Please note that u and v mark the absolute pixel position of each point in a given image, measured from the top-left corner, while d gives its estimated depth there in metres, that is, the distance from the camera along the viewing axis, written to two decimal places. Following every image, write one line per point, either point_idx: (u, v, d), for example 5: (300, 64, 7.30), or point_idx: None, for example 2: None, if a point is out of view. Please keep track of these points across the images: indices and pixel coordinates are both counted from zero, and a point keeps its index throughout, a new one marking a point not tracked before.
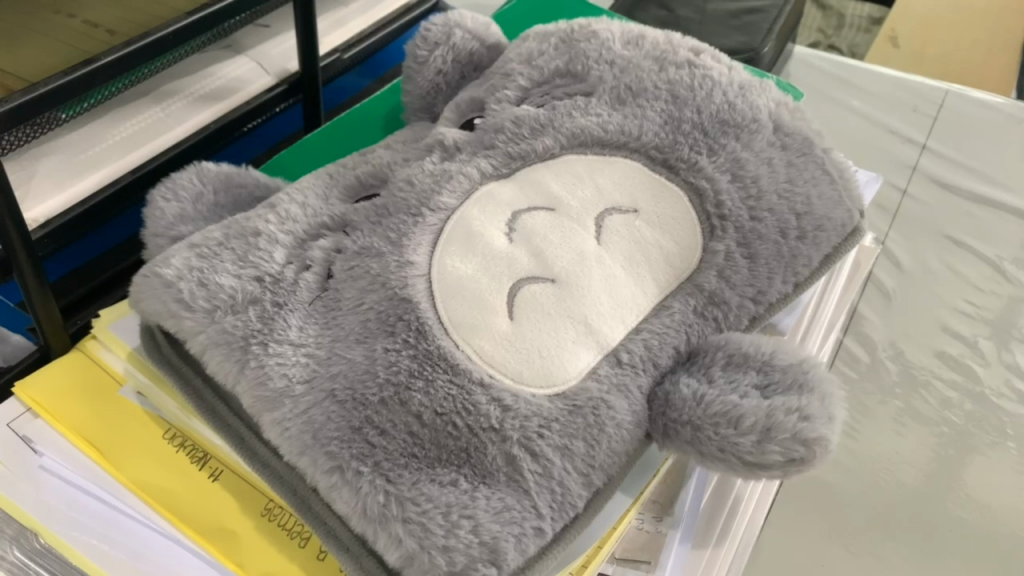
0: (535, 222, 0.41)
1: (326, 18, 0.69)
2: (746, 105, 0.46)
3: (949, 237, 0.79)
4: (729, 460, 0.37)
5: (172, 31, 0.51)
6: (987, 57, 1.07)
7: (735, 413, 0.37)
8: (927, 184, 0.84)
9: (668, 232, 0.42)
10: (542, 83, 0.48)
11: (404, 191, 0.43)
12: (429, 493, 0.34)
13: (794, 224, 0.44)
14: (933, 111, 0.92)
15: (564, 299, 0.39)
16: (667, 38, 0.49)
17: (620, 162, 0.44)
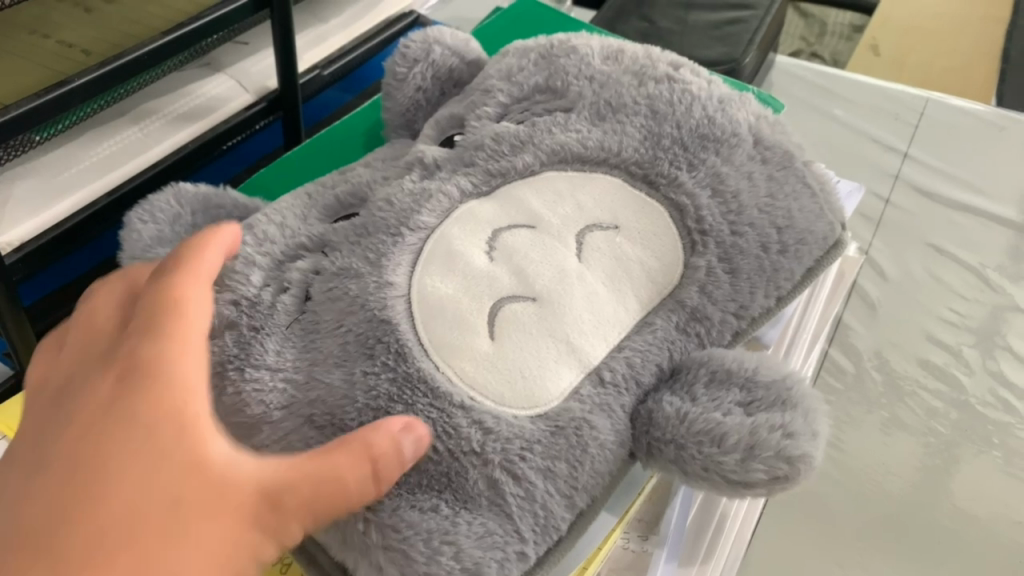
0: (516, 241, 0.41)
1: (304, 36, 0.68)
2: (726, 119, 0.46)
3: (931, 244, 0.79)
4: (712, 478, 0.37)
5: (147, 52, 0.50)
6: (966, 64, 1.08)
7: (718, 431, 0.37)
8: (909, 192, 0.84)
9: (649, 247, 0.42)
10: (521, 99, 0.48)
11: (384, 211, 0.42)
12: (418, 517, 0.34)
13: (775, 238, 0.44)
14: (914, 120, 0.92)
15: (545, 318, 0.39)
16: (646, 52, 0.49)
17: (601, 177, 0.44)
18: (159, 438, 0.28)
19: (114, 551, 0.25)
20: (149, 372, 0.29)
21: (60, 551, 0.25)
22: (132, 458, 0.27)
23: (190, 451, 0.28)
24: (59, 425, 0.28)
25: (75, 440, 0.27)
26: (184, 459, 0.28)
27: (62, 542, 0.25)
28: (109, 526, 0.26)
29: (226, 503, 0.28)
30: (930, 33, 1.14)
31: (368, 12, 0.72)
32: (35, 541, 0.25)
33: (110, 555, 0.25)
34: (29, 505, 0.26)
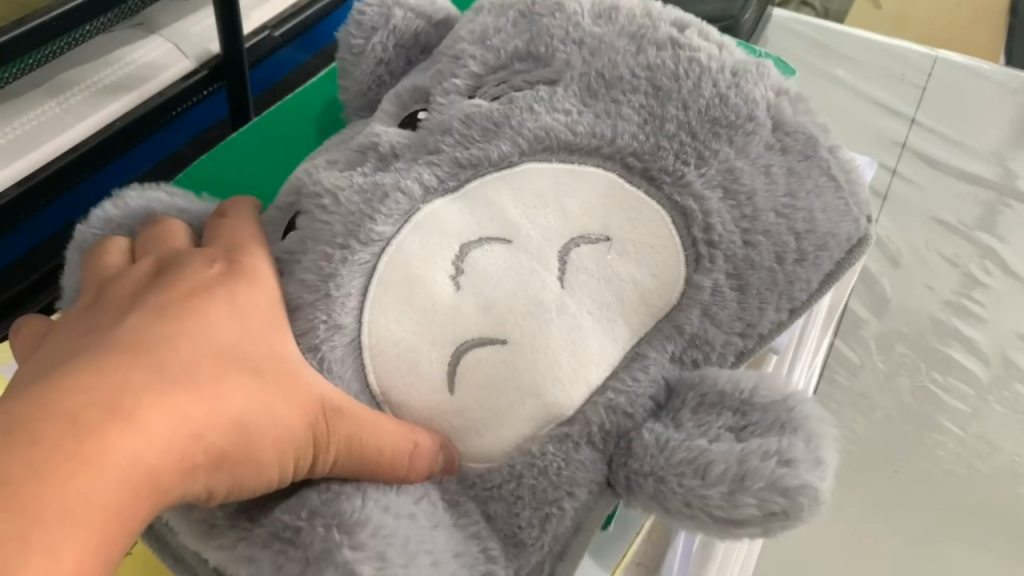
0: (488, 261, 0.35)
1: None
2: (738, 99, 0.39)
3: (936, 221, 0.86)
4: (697, 516, 0.32)
5: (55, 16, 0.53)
6: (974, 18, 1.02)
7: (703, 460, 0.32)
8: (913, 162, 0.89)
9: (645, 263, 0.36)
10: (495, 70, 0.41)
11: (329, 213, 0.36)
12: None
13: (793, 246, 0.38)
14: (919, 82, 0.93)
15: (514, 369, 0.34)
16: (647, 11, 0.42)
17: (591, 175, 0.37)
18: (232, 345, 0.32)
19: (197, 380, 0.30)
20: (237, 270, 0.35)
21: (156, 366, 0.29)
22: (204, 354, 0.31)
23: (271, 334, 0.33)
24: (145, 311, 0.32)
25: (181, 293, 0.33)
26: (267, 337, 0.33)
27: (133, 401, 0.28)
28: (170, 402, 0.29)
29: (297, 383, 0.32)
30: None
31: None
32: (133, 354, 0.30)
33: (168, 426, 0.28)
34: (137, 330, 0.31)
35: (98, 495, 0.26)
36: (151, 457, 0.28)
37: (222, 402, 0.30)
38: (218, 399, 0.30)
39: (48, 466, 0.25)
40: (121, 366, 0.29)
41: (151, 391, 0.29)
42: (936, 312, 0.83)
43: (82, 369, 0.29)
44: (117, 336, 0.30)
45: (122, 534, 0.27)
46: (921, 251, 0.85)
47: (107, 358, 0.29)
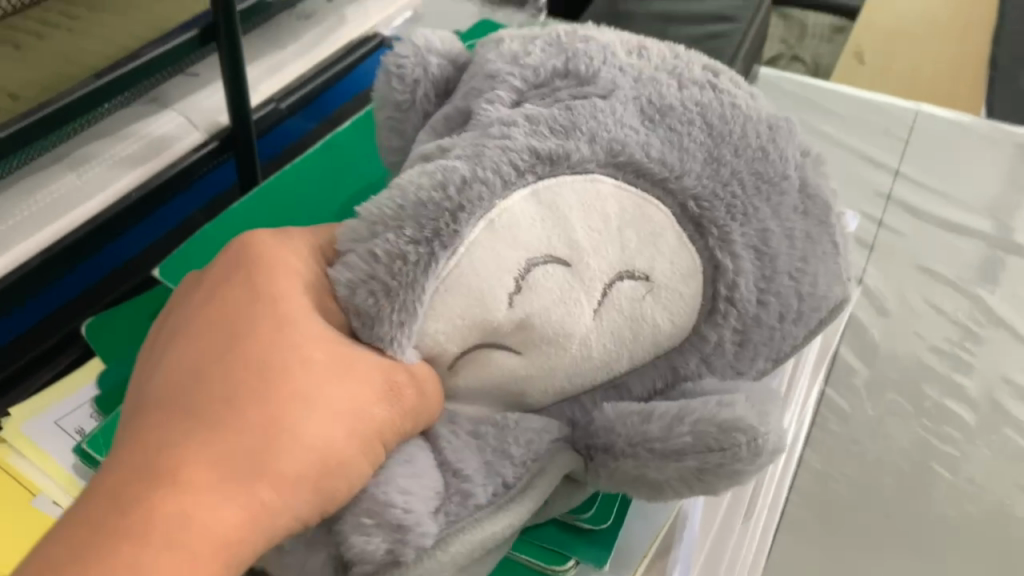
0: (546, 280, 0.39)
1: (261, 64, 0.74)
2: (782, 162, 0.43)
3: (923, 269, 0.87)
4: (639, 454, 0.40)
5: (77, 97, 0.56)
6: (953, 74, 1.07)
7: (648, 410, 0.41)
8: (897, 210, 0.91)
9: (669, 311, 0.41)
10: (535, 86, 0.43)
11: (417, 197, 0.38)
12: (380, 504, 0.35)
13: (795, 306, 0.43)
14: (903, 135, 0.97)
15: (526, 370, 0.41)
16: (676, 54, 0.46)
17: (653, 204, 0.41)
18: (273, 362, 0.35)
19: (252, 418, 0.34)
20: (276, 289, 0.38)
21: (206, 416, 0.33)
22: (249, 382, 0.34)
23: (309, 338, 0.37)
24: (189, 355, 0.36)
25: (222, 333, 0.37)
26: (302, 339, 0.36)
27: (190, 456, 0.32)
28: (229, 444, 0.33)
29: (344, 368, 0.36)
30: (913, 43, 1.11)
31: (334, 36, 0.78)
32: (188, 406, 0.34)
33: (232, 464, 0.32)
34: (186, 376, 0.35)
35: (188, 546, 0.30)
36: (224, 498, 0.32)
37: (281, 426, 0.34)
38: (268, 420, 0.34)
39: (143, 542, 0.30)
40: (178, 430, 0.33)
41: (213, 443, 0.33)
42: (924, 355, 0.82)
43: (146, 435, 0.33)
44: (170, 396, 0.35)
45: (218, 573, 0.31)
46: (911, 303, 0.85)
47: (165, 418, 0.34)
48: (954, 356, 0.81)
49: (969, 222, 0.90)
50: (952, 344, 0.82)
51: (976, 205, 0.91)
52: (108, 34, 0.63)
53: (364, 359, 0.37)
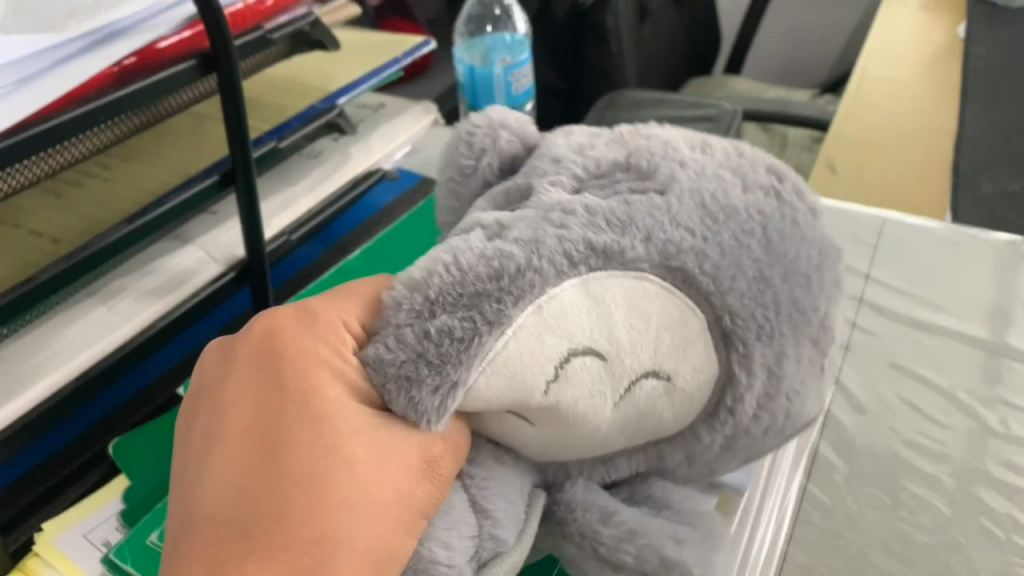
0: (581, 373, 0.43)
1: (274, 200, 0.79)
2: (813, 278, 0.47)
3: (894, 364, 0.87)
4: (585, 545, 0.48)
5: (111, 241, 0.63)
6: (920, 178, 1.10)
7: (613, 516, 0.48)
8: (870, 313, 0.93)
9: (676, 409, 0.47)
10: (594, 176, 0.49)
11: (468, 275, 0.42)
12: (426, 560, 0.41)
13: (779, 424, 0.49)
14: (872, 240, 1.01)
15: (561, 432, 0.45)
16: (744, 157, 0.51)
17: (690, 308, 0.44)
18: (314, 470, 0.39)
19: (303, 529, 0.37)
20: (307, 386, 0.42)
21: (263, 537, 0.37)
22: (298, 495, 0.38)
23: (344, 436, 0.41)
24: (234, 472, 0.40)
25: (264, 442, 0.40)
26: (339, 439, 0.40)
27: None
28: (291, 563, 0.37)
29: (381, 462, 0.41)
30: (887, 150, 1.14)
31: (339, 170, 0.84)
32: (244, 528, 0.38)
33: None
34: (235, 497, 0.39)
35: None
36: None
37: (333, 533, 0.38)
38: (321, 530, 0.38)
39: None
40: (241, 561, 0.37)
41: (274, 562, 0.37)
42: (903, 451, 0.79)
43: (211, 565, 0.37)
44: (225, 517, 0.38)
45: None
46: (885, 399, 0.84)
47: (227, 544, 0.37)
48: (931, 451, 0.79)
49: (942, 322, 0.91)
50: (927, 439, 0.80)
51: (949, 306, 0.93)
52: (134, 184, 0.71)
53: (396, 440, 0.42)
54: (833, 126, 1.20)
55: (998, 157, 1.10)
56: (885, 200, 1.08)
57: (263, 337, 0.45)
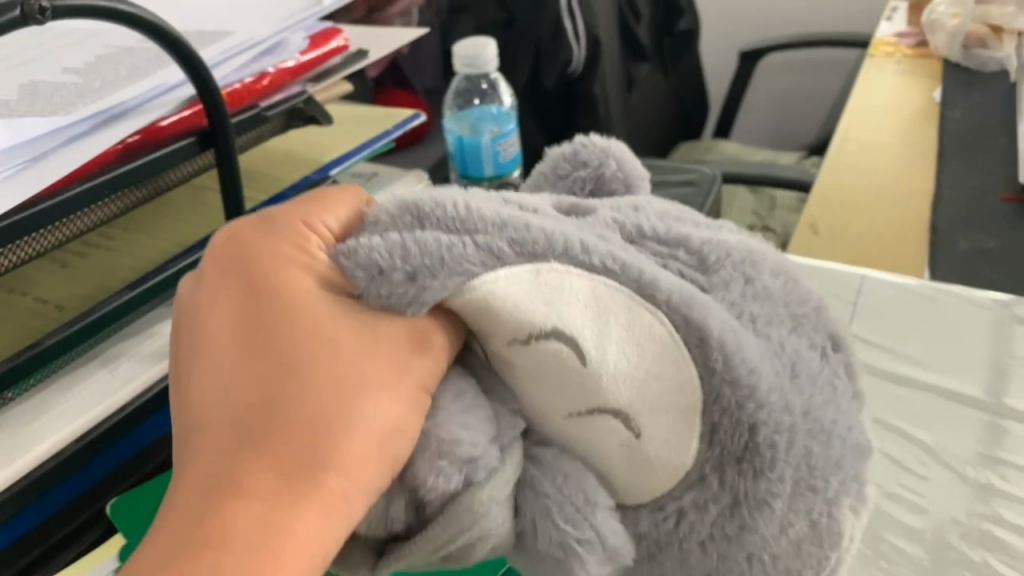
0: (549, 353, 0.40)
1: None
2: (841, 448, 0.41)
3: (885, 424, 0.81)
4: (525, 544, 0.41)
5: (113, 306, 0.67)
6: (902, 237, 1.07)
7: (564, 557, 0.39)
8: None
9: (664, 448, 0.40)
10: (641, 239, 0.45)
11: (464, 217, 0.42)
12: (428, 461, 0.38)
13: (763, 554, 0.40)
14: (852, 298, 0.95)
15: (545, 397, 0.41)
16: (819, 306, 0.45)
17: (688, 366, 0.40)
18: (300, 372, 0.40)
19: (311, 406, 0.39)
20: (289, 287, 0.44)
21: (260, 444, 0.38)
22: (290, 399, 0.39)
23: (329, 333, 0.42)
24: (229, 388, 0.41)
25: (253, 344, 0.42)
26: (323, 337, 0.41)
27: (252, 484, 0.36)
28: (284, 462, 0.37)
29: (369, 347, 0.41)
30: (872, 207, 1.12)
31: None
32: (242, 434, 0.38)
33: (298, 475, 0.37)
34: (231, 407, 0.40)
35: None
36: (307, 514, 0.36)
37: (333, 425, 0.38)
38: (315, 425, 0.38)
39: (269, 537, 0.35)
40: (237, 460, 0.37)
41: (289, 440, 0.38)
42: (882, 501, 0.75)
43: (210, 473, 0.37)
44: (237, 409, 0.40)
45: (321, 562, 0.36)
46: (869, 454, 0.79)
47: (227, 453, 0.38)
48: (911, 502, 0.74)
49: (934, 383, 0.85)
50: (905, 490, 0.76)
51: (940, 366, 0.87)
52: (138, 254, 0.76)
53: (377, 322, 0.42)
54: (816, 184, 1.19)
55: (973, 198, 1.09)
56: (866, 256, 1.05)
57: (232, 251, 0.46)
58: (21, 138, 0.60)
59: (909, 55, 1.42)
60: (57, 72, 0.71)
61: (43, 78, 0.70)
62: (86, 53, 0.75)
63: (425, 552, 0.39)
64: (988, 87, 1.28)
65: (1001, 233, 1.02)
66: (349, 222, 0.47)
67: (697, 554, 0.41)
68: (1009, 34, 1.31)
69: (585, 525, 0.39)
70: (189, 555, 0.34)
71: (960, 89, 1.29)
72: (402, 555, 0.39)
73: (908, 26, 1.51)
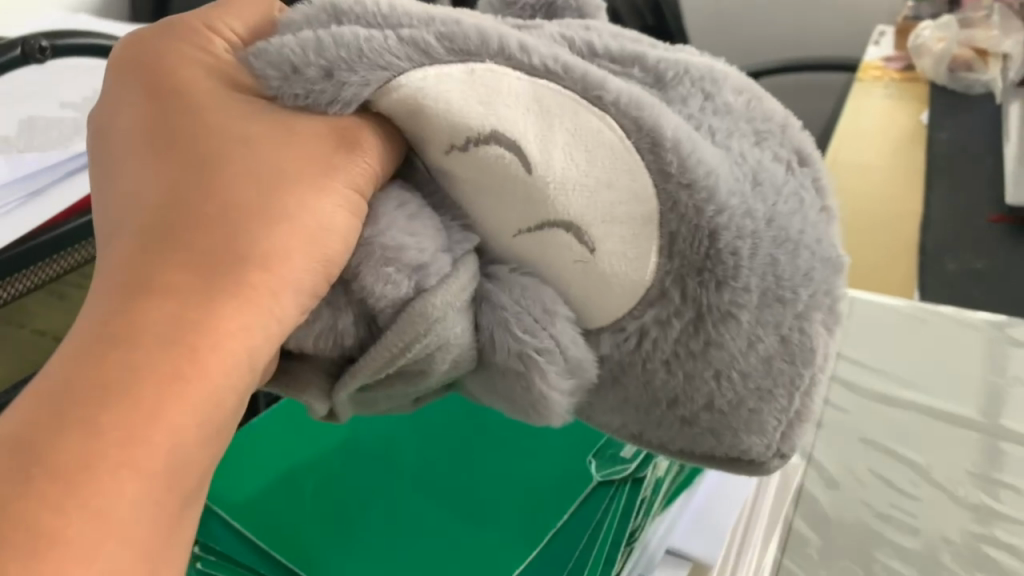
0: (485, 159, 0.32)
1: None
2: (810, 259, 0.33)
3: (865, 440, 0.69)
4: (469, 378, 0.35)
5: None
6: (890, 253, 1.03)
7: (529, 386, 0.33)
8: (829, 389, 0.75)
9: (627, 264, 0.33)
10: (592, 57, 0.36)
11: (375, 7, 0.33)
12: (372, 261, 0.31)
13: (731, 397, 0.34)
14: None
15: (499, 203, 0.33)
16: (785, 123, 0.36)
17: (643, 174, 0.32)
18: (218, 168, 0.33)
19: (218, 207, 0.31)
20: (196, 84, 0.36)
21: (168, 247, 0.30)
22: (205, 194, 0.32)
23: (247, 131, 0.33)
24: (138, 182, 0.33)
25: (164, 140, 0.34)
26: (241, 137, 0.33)
27: (139, 307, 0.28)
28: (179, 283, 0.29)
29: (295, 146, 0.33)
30: (862, 219, 1.09)
31: None
32: (150, 233, 0.31)
33: (199, 298, 0.29)
34: (135, 207, 0.32)
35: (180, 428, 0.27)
36: (222, 341, 0.29)
37: (248, 238, 0.31)
38: (232, 235, 0.31)
39: (170, 342, 0.28)
40: (135, 261, 0.30)
41: (200, 237, 0.31)
42: (874, 525, 0.61)
43: (102, 281, 0.30)
44: (145, 203, 0.32)
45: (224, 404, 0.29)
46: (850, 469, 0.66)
47: (130, 254, 0.30)
48: (902, 522, 0.61)
49: (918, 396, 0.73)
50: (898, 512, 0.63)
51: (925, 379, 0.75)
52: None
53: (296, 119, 0.34)
54: None
55: (962, 211, 1.08)
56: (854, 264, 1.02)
57: (132, 58, 0.38)
58: (20, 173, 0.63)
59: (897, 79, 1.44)
60: (55, 106, 0.73)
61: (41, 112, 0.72)
62: (89, 86, 0.77)
63: (379, 367, 0.32)
64: (975, 110, 1.30)
65: (986, 253, 0.99)
66: (261, 29, 0.37)
67: (662, 375, 0.34)
68: (994, 57, 1.32)
69: (544, 332, 0.33)
70: (77, 358, 0.27)
71: (946, 112, 1.30)
72: (359, 369, 0.32)
73: (896, 50, 1.52)
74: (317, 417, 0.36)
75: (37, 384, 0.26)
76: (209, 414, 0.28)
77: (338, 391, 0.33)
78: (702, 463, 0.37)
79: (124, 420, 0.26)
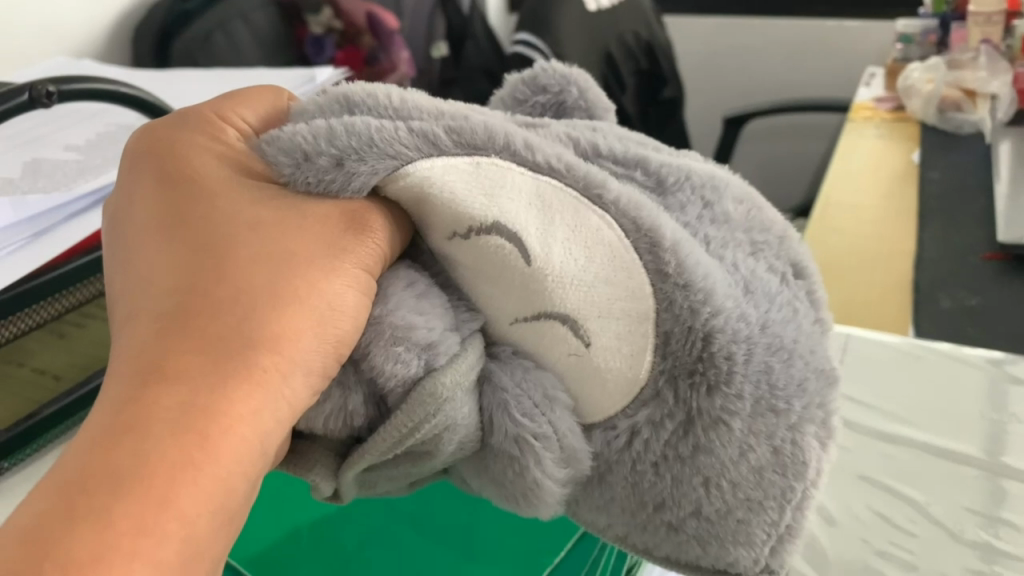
0: (485, 251, 0.34)
1: None
2: (804, 368, 0.34)
3: (864, 477, 0.65)
4: (476, 457, 0.37)
5: None
6: (884, 295, 1.03)
7: (521, 471, 0.34)
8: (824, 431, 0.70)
9: (623, 355, 0.34)
10: (596, 157, 0.38)
11: (396, 108, 0.35)
12: (379, 364, 0.33)
13: (719, 506, 0.34)
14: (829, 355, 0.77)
15: (502, 299, 0.35)
16: (783, 236, 0.39)
17: (639, 273, 0.34)
18: (230, 253, 0.34)
19: (231, 292, 0.33)
20: (212, 173, 0.38)
21: (182, 333, 0.31)
22: (217, 279, 0.33)
23: (260, 221, 0.35)
24: (153, 268, 0.34)
25: (178, 228, 0.36)
26: (252, 226, 0.35)
27: (158, 392, 0.29)
28: (196, 366, 0.30)
29: (304, 235, 0.35)
30: (859, 259, 1.10)
31: None
32: (166, 319, 0.32)
33: (214, 380, 0.30)
34: (150, 293, 0.33)
35: (198, 512, 0.28)
36: (235, 423, 0.30)
37: (260, 321, 0.32)
38: (244, 319, 0.32)
39: (182, 429, 0.29)
40: (154, 345, 0.31)
41: (214, 322, 0.32)
42: (873, 562, 0.58)
43: (120, 367, 0.31)
44: (158, 290, 0.33)
45: (237, 487, 0.30)
46: (851, 509, 0.62)
47: (145, 341, 0.31)
48: (900, 559, 0.58)
49: (914, 439, 0.68)
50: (895, 549, 0.60)
51: (921, 422, 0.69)
52: None
53: (306, 208, 0.36)
54: (808, 238, 1.17)
55: (955, 250, 1.08)
56: (850, 302, 1.02)
57: (148, 151, 0.40)
58: (23, 215, 0.62)
59: (887, 119, 1.46)
60: (59, 149, 0.74)
61: (46, 155, 0.73)
62: (86, 131, 0.78)
63: (386, 448, 0.33)
64: (965, 148, 1.31)
65: (980, 291, 1.00)
66: (270, 119, 0.41)
67: (651, 477, 0.34)
68: (981, 97, 1.35)
69: (542, 418, 0.34)
70: (93, 449, 0.28)
71: (936, 150, 1.32)
72: (367, 450, 0.34)
73: (885, 91, 1.55)
74: (319, 496, 0.37)
75: (54, 476, 0.27)
76: (220, 502, 0.29)
77: (344, 471, 0.35)
78: (690, 573, 0.37)
79: (139, 506, 0.27)
